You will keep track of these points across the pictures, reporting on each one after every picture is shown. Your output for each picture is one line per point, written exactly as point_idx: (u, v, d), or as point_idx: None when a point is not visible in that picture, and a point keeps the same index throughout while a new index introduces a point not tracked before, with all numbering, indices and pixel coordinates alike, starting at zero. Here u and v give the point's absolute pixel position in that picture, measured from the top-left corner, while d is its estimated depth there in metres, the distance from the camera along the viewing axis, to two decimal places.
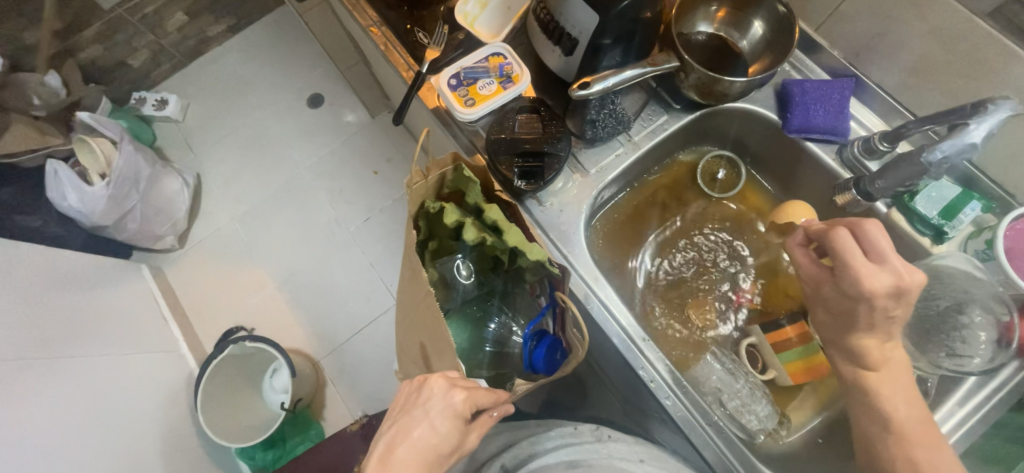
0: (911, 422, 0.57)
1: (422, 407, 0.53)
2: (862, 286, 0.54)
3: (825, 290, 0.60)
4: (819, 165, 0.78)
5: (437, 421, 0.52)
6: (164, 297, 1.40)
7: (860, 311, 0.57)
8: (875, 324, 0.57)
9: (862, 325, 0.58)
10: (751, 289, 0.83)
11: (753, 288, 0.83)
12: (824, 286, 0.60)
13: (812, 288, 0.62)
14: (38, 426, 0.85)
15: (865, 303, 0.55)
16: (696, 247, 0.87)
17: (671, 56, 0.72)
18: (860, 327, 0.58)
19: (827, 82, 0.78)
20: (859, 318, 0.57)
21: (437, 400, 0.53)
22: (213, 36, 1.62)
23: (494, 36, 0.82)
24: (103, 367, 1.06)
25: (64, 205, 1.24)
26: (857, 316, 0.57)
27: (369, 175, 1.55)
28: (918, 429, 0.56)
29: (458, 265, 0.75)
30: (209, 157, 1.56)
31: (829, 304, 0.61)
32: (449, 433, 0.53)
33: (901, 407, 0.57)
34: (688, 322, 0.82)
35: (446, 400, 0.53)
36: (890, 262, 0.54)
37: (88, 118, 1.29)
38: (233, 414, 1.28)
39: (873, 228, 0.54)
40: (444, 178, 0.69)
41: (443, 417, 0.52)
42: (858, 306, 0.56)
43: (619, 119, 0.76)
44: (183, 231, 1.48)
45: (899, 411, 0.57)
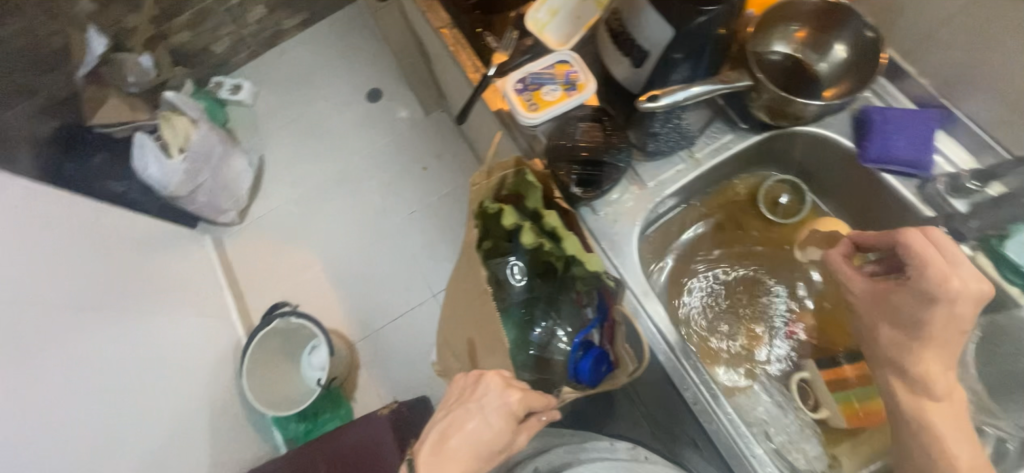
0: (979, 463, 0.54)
1: (477, 401, 0.54)
2: (946, 285, 0.55)
3: (893, 297, 0.60)
4: (898, 199, 0.74)
5: (492, 417, 0.53)
6: (222, 268, 1.50)
7: (936, 318, 0.55)
8: (947, 338, 0.56)
9: (932, 339, 0.56)
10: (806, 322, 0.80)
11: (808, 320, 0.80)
12: (895, 293, 0.60)
13: (876, 299, 0.62)
14: (112, 372, 0.94)
15: (945, 306, 0.55)
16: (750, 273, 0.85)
17: (744, 74, 0.70)
18: (931, 340, 0.56)
19: (911, 112, 0.74)
20: (933, 328, 0.56)
21: (492, 397, 0.54)
22: (287, 29, 1.72)
23: (562, 44, 0.83)
24: (164, 325, 1.15)
25: (145, 174, 1.34)
26: (933, 326, 0.56)
27: (418, 169, 1.60)
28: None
29: (512, 266, 0.78)
30: (273, 141, 1.66)
31: (889, 316, 0.60)
32: (502, 431, 0.53)
33: (966, 447, 0.55)
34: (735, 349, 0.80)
35: (502, 398, 0.54)
36: (964, 268, 0.55)
37: (175, 97, 1.42)
38: (274, 384, 1.36)
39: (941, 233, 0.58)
40: (504, 181, 0.73)
41: (498, 414, 0.54)
42: (935, 311, 0.55)
43: (682, 134, 0.76)
44: (244, 208, 1.59)
45: (966, 449, 0.54)
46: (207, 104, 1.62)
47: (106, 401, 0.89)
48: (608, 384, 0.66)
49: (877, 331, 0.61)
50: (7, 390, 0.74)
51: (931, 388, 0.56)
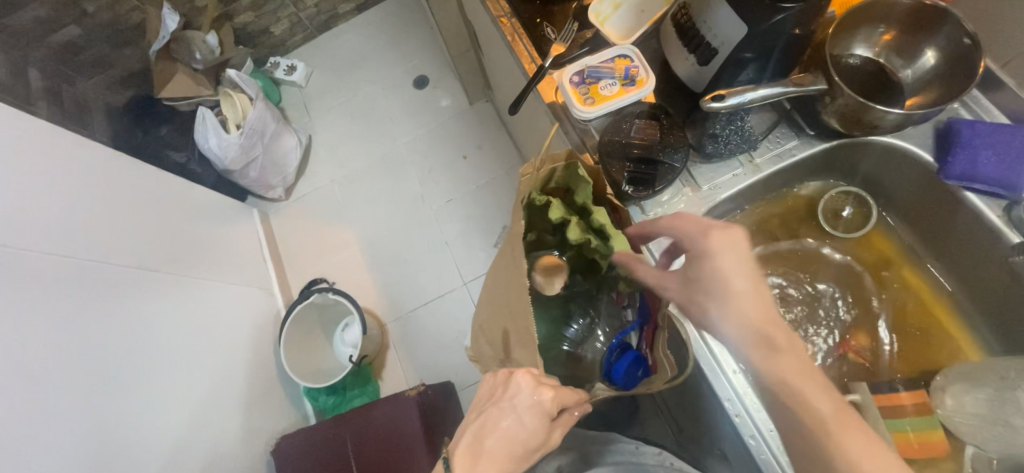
0: (839, 418, 0.47)
1: (509, 401, 0.53)
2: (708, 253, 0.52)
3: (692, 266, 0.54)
4: (982, 222, 0.68)
5: (525, 417, 0.52)
6: (266, 241, 1.57)
7: (722, 268, 0.51)
8: (749, 291, 0.51)
9: (734, 292, 0.51)
10: (862, 343, 0.76)
11: (864, 342, 0.76)
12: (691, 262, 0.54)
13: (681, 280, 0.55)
14: (162, 331, 0.99)
15: (715, 258, 0.52)
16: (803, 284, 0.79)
17: (819, 78, 0.67)
18: (734, 296, 0.51)
19: (1005, 127, 0.68)
20: (727, 278, 0.51)
21: (524, 396, 0.53)
22: (342, 13, 1.77)
23: (623, 38, 0.81)
24: (211, 291, 1.21)
25: (205, 147, 1.42)
26: (720, 281, 0.52)
27: (459, 158, 1.62)
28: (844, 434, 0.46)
29: (555, 260, 0.77)
30: (322, 122, 1.72)
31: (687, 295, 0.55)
32: (536, 430, 0.53)
33: (824, 407, 0.48)
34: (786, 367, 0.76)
35: (534, 397, 0.53)
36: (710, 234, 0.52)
37: (234, 75, 1.46)
38: (308, 356, 1.42)
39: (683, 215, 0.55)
40: (553, 173, 0.72)
41: (530, 414, 0.52)
42: (720, 262, 0.52)
43: (744, 137, 0.73)
44: (291, 185, 1.65)
45: (824, 410, 0.47)
46: (264, 84, 1.69)
47: (155, 358, 0.94)
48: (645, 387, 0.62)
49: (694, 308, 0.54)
50: (70, 339, 0.79)
51: (767, 344, 0.50)
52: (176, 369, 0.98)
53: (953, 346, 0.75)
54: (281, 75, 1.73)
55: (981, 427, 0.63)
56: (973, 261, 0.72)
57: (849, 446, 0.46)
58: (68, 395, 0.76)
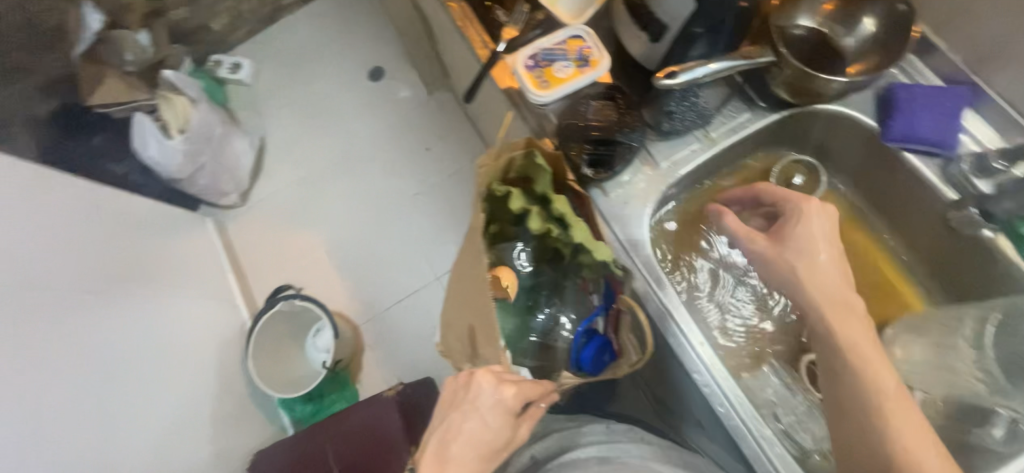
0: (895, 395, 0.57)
1: (472, 404, 0.53)
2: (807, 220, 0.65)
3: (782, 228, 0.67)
4: (919, 180, 0.72)
5: (488, 417, 0.53)
6: (224, 252, 1.49)
7: (812, 234, 0.65)
8: (838, 262, 0.64)
9: (829, 257, 0.64)
10: None
11: None
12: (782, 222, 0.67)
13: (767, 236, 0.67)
14: (111, 359, 0.93)
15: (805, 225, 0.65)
16: None
17: (766, 49, 0.68)
18: (832, 273, 0.64)
19: (938, 89, 0.72)
20: (816, 244, 0.64)
21: (486, 395, 0.54)
22: (286, 5, 1.67)
23: (574, 19, 0.79)
24: (171, 305, 1.15)
25: (145, 155, 1.32)
26: (812, 245, 0.64)
27: (422, 151, 1.57)
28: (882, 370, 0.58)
29: (518, 251, 0.77)
30: (274, 122, 1.63)
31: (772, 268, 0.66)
32: (501, 428, 0.54)
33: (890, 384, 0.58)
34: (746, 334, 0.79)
35: (496, 396, 0.54)
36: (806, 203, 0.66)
37: (173, 76, 1.39)
38: (279, 366, 1.37)
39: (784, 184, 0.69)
40: (512, 163, 0.70)
41: (494, 413, 0.53)
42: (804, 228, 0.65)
43: (699, 113, 0.73)
44: (246, 190, 1.57)
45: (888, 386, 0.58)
46: (207, 84, 1.58)
47: (105, 388, 0.89)
48: (613, 373, 0.67)
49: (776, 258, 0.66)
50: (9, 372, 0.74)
51: (843, 300, 0.62)
52: (129, 398, 0.93)
53: (900, 301, 0.80)
54: (224, 74, 1.63)
55: (928, 373, 0.66)
56: (917, 220, 0.76)
57: (886, 383, 0.58)
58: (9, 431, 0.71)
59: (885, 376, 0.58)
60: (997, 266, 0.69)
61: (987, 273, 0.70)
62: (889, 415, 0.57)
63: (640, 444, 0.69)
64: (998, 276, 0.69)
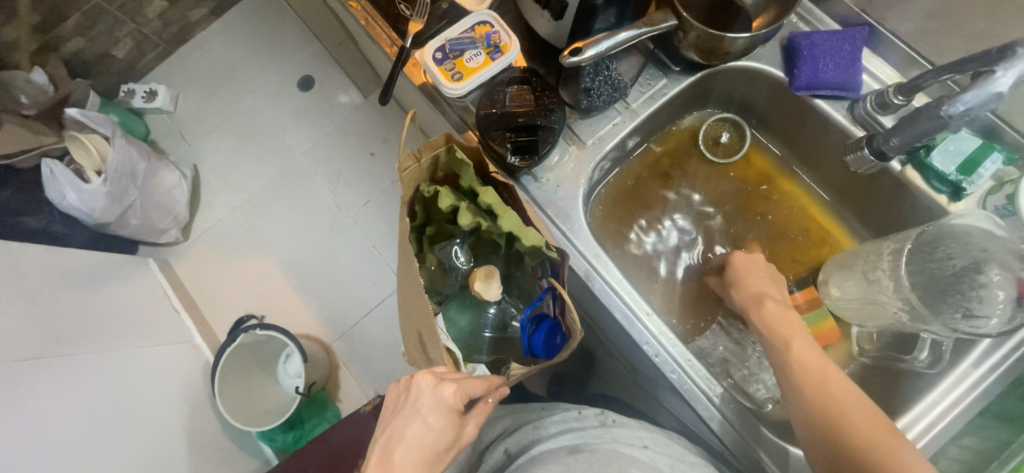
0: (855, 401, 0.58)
1: (412, 407, 0.53)
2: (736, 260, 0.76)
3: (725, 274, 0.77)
4: (831, 123, 0.74)
5: (429, 418, 0.52)
6: (174, 291, 1.41)
7: (737, 268, 0.75)
8: (759, 279, 0.73)
9: (756, 284, 0.73)
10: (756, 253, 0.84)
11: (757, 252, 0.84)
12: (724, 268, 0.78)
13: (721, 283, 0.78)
14: (61, 427, 0.88)
15: (738, 261, 0.76)
16: (690, 211, 0.86)
17: (668, 14, 0.67)
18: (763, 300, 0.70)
19: (838, 32, 0.73)
20: (745, 277, 0.74)
21: (426, 397, 0.53)
22: (195, 21, 1.55)
23: (478, 5, 0.77)
24: (124, 360, 1.09)
25: (64, 204, 1.22)
26: (743, 275, 0.74)
27: (366, 157, 1.52)
28: (812, 359, 0.62)
29: (456, 250, 0.74)
30: (205, 147, 1.54)
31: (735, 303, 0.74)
32: (445, 429, 0.52)
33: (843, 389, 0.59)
34: (695, 290, 0.83)
35: (436, 396, 0.53)
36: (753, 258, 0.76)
37: (77, 114, 1.25)
38: (250, 399, 1.31)
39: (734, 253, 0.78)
40: (437, 161, 0.68)
41: (435, 413, 0.52)
42: (737, 264, 0.75)
43: (614, 85, 0.73)
44: (186, 224, 1.48)
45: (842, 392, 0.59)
46: (120, 117, 1.46)
47: (60, 457, 0.85)
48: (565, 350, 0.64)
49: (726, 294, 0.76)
50: None
51: (763, 304, 0.70)
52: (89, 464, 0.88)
53: (833, 242, 0.83)
54: (140, 103, 1.51)
55: (859, 308, 0.72)
56: (831, 163, 0.79)
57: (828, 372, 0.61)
58: None
59: (814, 364, 0.62)
60: (909, 197, 0.72)
61: (900, 205, 0.74)
62: (834, 393, 0.59)
63: (610, 428, 0.67)
64: (913, 206, 0.72)
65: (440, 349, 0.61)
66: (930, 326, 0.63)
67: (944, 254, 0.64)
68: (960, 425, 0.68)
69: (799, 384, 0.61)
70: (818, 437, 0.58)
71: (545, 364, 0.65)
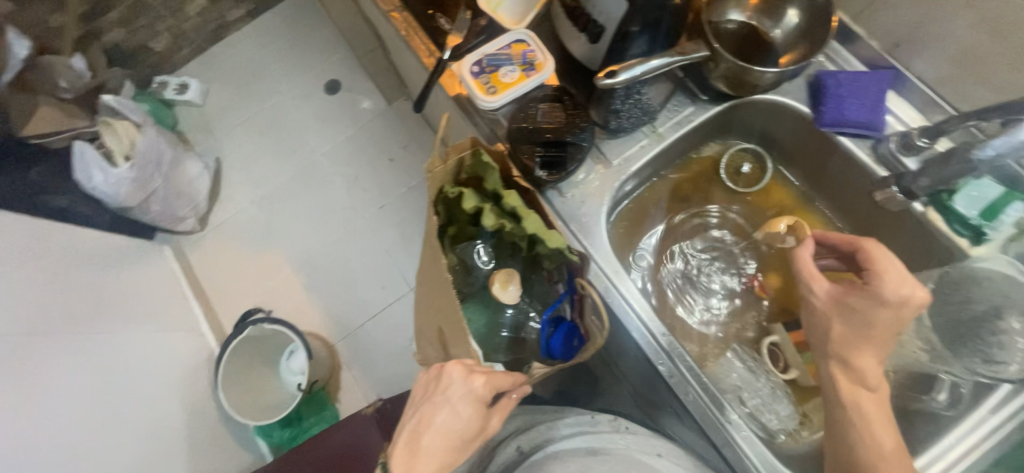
0: None
1: (443, 394, 0.54)
2: (898, 294, 0.57)
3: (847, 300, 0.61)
4: (854, 161, 0.76)
5: (459, 406, 0.53)
6: (185, 277, 1.43)
7: (874, 319, 0.59)
8: (885, 338, 0.60)
9: (874, 339, 0.60)
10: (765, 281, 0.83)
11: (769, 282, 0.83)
12: (852, 295, 0.61)
13: (834, 303, 0.62)
14: (67, 403, 0.89)
15: (894, 309, 0.58)
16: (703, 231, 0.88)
17: (700, 45, 0.69)
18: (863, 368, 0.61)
19: (863, 74, 0.76)
20: (876, 327, 0.60)
21: (457, 386, 0.54)
22: (232, 21, 1.61)
23: (517, 22, 0.80)
24: (131, 344, 1.11)
25: (90, 186, 1.23)
26: (877, 325, 0.59)
27: (385, 161, 1.55)
28: (880, 429, 0.60)
29: (478, 250, 0.76)
30: (229, 141, 1.58)
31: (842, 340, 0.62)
32: (472, 418, 0.54)
33: None
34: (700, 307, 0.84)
35: (466, 386, 0.54)
36: (906, 280, 0.58)
37: (112, 100, 1.28)
38: (251, 392, 1.31)
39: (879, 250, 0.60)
40: (462, 163, 0.70)
41: (464, 402, 0.54)
42: (883, 314, 0.58)
43: (644, 109, 0.75)
44: (204, 215, 1.51)
45: None
46: (152, 107, 1.50)
47: (64, 432, 0.86)
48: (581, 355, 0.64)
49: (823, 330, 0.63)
50: None
51: (866, 376, 0.61)
52: (90, 443, 0.89)
53: None
54: (171, 95, 1.55)
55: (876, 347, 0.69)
56: (854, 199, 0.80)
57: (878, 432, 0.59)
58: None
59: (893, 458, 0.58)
60: (930, 239, 0.73)
61: (921, 247, 0.74)
62: None
63: (625, 434, 0.67)
64: (932, 247, 0.73)
65: (468, 344, 0.60)
66: (949, 367, 0.65)
67: (964, 298, 0.64)
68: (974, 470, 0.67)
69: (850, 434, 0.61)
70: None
71: (563, 364, 0.65)
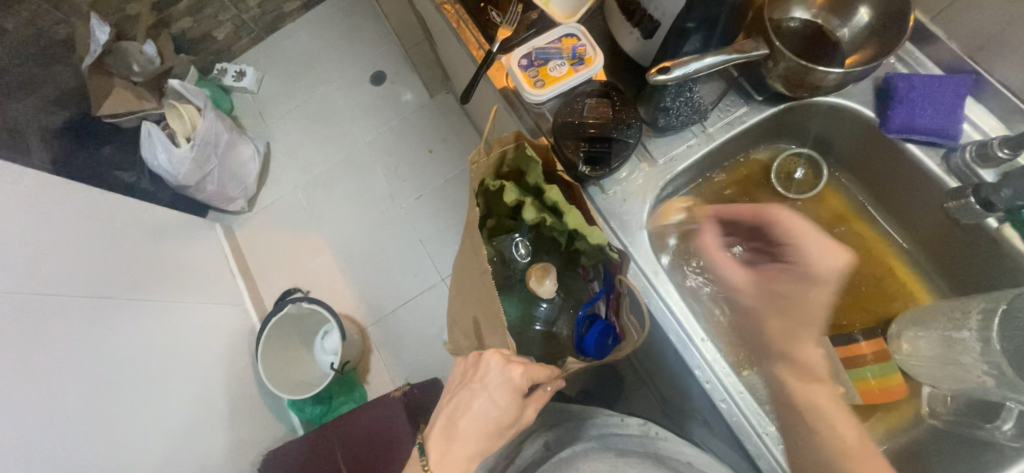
0: None
1: (480, 382, 0.55)
2: (818, 270, 0.59)
3: (778, 285, 0.61)
4: (920, 171, 0.71)
5: (495, 395, 0.54)
6: (233, 255, 1.51)
7: (807, 300, 0.59)
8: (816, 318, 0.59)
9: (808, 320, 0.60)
10: None
11: None
12: (776, 277, 0.61)
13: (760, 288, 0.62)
14: (131, 361, 0.97)
15: (824, 287, 0.59)
16: None
17: (760, 42, 0.67)
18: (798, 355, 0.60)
19: (938, 78, 0.71)
20: (811, 308, 0.59)
21: (494, 375, 0.55)
22: (288, 13, 1.68)
23: (568, 17, 0.80)
24: (182, 314, 1.18)
25: (154, 164, 1.35)
26: (806, 305, 0.60)
27: (425, 153, 1.58)
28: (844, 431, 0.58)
29: (516, 243, 0.75)
30: (280, 127, 1.65)
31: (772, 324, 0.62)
32: (508, 407, 0.55)
33: None
34: None
35: (503, 375, 0.55)
36: (823, 256, 0.59)
37: (178, 85, 1.37)
38: (287, 367, 1.37)
39: (795, 222, 0.60)
40: (504, 157, 0.71)
41: (501, 391, 0.54)
42: (814, 292, 0.59)
43: (694, 108, 0.73)
44: (253, 196, 1.59)
45: None
46: (212, 93, 1.59)
47: (129, 386, 0.93)
48: (614, 354, 0.63)
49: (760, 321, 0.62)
50: (36, 378, 0.77)
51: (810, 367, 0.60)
52: (151, 398, 0.97)
53: (907, 295, 0.79)
54: (229, 82, 1.64)
55: (933, 366, 0.68)
56: (918, 211, 0.76)
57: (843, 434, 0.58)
58: (40, 430, 0.74)
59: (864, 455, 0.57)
60: (1007, 258, 0.67)
61: (993, 264, 0.69)
62: None
63: (654, 439, 0.67)
64: (1009, 267, 0.67)
65: (505, 333, 0.59)
66: (1020, 396, 0.59)
67: None
68: None
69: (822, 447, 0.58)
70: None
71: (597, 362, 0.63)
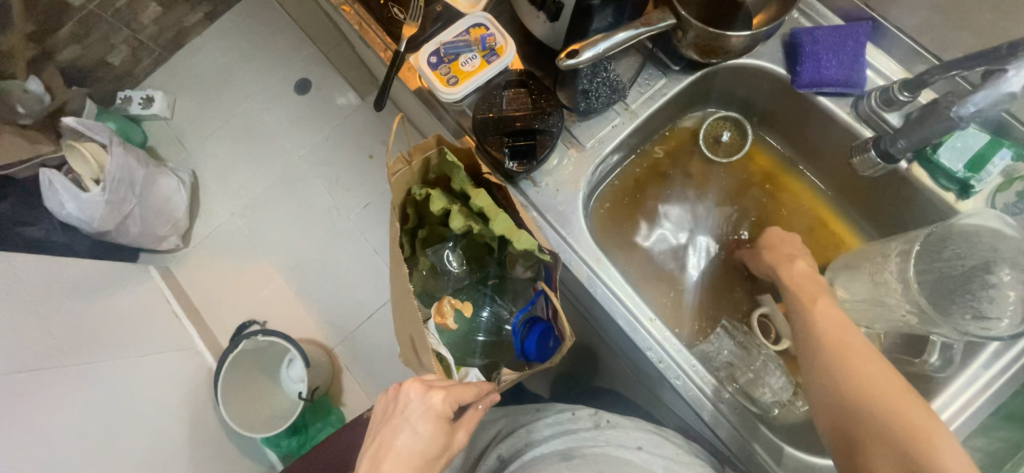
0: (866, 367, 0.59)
1: (401, 414, 0.53)
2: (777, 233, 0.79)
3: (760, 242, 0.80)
4: (834, 121, 0.73)
5: (419, 426, 0.52)
6: (174, 296, 1.40)
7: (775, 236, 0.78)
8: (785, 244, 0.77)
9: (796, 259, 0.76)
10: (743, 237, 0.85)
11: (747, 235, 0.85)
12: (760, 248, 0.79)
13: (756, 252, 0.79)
14: (70, 433, 0.89)
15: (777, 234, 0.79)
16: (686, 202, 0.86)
17: (667, 12, 0.65)
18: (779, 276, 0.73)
19: (839, 28, 0.72)
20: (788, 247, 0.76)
21: (415, 405, 0.53)
22: (191, 26, 1.53)
23: (472, 6, 0.76)
24: (125, 370, 1.08)
25: (63, 213, 1.21)
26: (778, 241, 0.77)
27: (365, 159, 1.51)
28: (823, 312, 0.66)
29: (448, 255, 0.74)
30: (204, 152, 1.53)
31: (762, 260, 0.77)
32: (433, 436, 0.52)
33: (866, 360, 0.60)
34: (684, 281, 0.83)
35: (425, 403, 0.53)
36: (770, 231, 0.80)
37: (74, 123, 1.23)
38: (259, 404, 1.30)
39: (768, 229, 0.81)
40: (428, 163, 0.67)
41: (424, 421, 0.52)
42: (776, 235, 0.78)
43: (613, 87, 0.72)
44: (186, 231, 1.47)
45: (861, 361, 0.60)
46: (117, 124, 1.45)
47: (73, 461, 0.87)
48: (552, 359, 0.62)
49: (751, 256, 0.79)
50: None
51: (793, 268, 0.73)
52: (104, 465, 0.91)
53: (838, 241, 0.83)
54: (136, 110, 1.50)
55: (866, 309, 0.70)
56: (838, 163, 0.78)
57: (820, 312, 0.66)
58: None
59: (837, 324, 0.64)
60: (919, 196, 0.71)
61: (912, 204, 0.72)
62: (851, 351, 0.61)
63: (605, 429, 0.67)
64: (920, 204, 0.71)
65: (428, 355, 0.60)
66: (940, 330, 0.62)
67: (953, 254, 0.62)
68: (972, 425, 0.67)
69: (828, 366, 0.61)
70: (834, 405, 0.59)
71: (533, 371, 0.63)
